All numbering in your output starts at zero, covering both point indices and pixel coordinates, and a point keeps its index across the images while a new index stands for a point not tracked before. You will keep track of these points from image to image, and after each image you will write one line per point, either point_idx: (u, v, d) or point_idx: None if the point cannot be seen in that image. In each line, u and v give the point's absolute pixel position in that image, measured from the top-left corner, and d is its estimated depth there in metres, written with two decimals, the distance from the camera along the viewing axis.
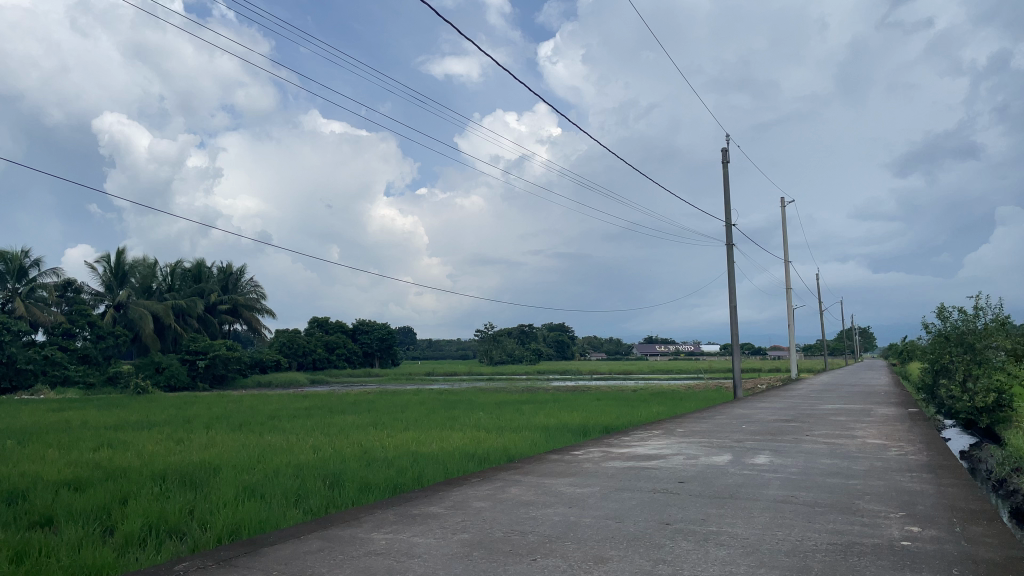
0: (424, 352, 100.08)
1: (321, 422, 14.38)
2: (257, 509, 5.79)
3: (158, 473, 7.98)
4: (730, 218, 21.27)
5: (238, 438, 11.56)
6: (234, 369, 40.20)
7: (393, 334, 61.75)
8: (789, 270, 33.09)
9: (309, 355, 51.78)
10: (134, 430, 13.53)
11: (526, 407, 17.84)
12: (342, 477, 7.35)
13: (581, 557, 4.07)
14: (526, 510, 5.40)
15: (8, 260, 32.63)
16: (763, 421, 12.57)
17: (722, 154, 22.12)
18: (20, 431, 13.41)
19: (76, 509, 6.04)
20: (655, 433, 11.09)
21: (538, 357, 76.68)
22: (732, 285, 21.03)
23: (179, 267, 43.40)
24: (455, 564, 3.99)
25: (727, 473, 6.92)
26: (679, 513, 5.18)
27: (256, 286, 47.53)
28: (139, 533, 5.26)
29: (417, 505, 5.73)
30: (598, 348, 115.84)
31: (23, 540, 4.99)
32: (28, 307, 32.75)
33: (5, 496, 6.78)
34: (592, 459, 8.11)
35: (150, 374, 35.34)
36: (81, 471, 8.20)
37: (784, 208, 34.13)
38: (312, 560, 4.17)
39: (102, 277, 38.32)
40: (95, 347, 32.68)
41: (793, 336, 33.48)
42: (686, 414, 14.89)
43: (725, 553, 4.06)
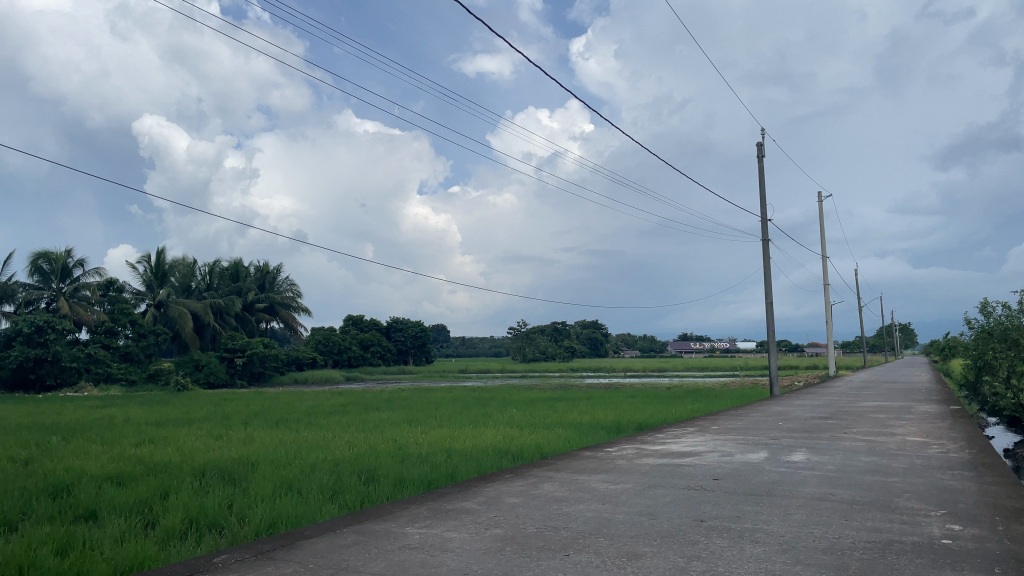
0: (458, 350, 100.52)
1: (356, 419, 14.47)
2: (293, 504, 5.88)
3: (197, 468, 8.11)
4: (766, 213, 21.05)
5: (275, 435, 11.67)
6: (271, 366, 40.75)
7: (427, 332, 62.15)
8: (828, 265, 32.55)
9: (344, 353, 52.30)
10: (174, 426, 13.82)
11: (560, 404, 17.83)
12: (376, 472, 7.43)
13: (614, 553, 4.07)
14: (559, 506, 5.41)
15: (51, 260, 33.38)
16: (801, 419, 12.41)
17: (758, 148, 21.88)
18: (63, 427, 13.79)
19: (119, 503, 6.19)
20: (691, 430, 11.03)
21: (572, 355, 76.39)
22: (768, 282, 20.78)
23: (217, 266, 44.13)
24: (488, 559, 4.01)
25: (763, 470, 6.85)
26: (713, 510, 5.14)
27: (293, 285, 48.06)
28: (179, 527, 5.36)
29: (451, 500, 5.77)
30: (631, 345, 115.11)
31: (68, 533, 5.12)
32: (72, 306, 33.43)
33: (50, 491, 6.96)
34: (626, 456, 8.08)
35: (190, 372, 36.07)
36: (123, 466, 8.39)
37: (822, 202, 33.64)
38: (347, 553, 4.22)
39: (143, 276, 39.06)
40: (137, 345, 33.54)
41: (831, 332, 32.98)
42: (722, 411, 14.79)
43: (760, 551, 4.03)
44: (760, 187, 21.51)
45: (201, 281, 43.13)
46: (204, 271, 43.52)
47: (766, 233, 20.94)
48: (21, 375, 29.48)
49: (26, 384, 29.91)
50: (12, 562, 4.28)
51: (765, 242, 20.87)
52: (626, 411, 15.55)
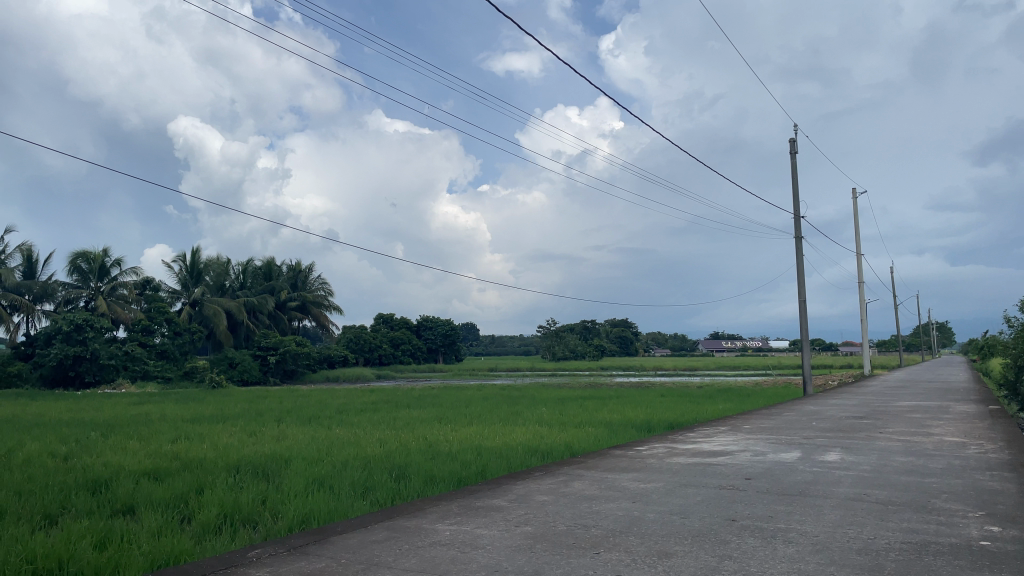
0: (487, 349, 100.73)
1: (387, 417, 14.55)
2: (326, 499, 5.96)
3: (232, 464, 8.23)
4: (798, 210, 20.79)
5: (307, 432, 11.81)
6: (303, 364, 41.19)
7: (456, 330, 62.35)
8: (862, 263, 32.07)
9: (375, 351, 52.67)
10: (209, 423, 14.06)
11: (589, 403, 17.75)
12: (407, 469, 7.49)
13: (645, 552, 4.05)
14: (590, 504, 5.41)
15: (90, 260, 33.88)
16: (835, 418, 12.25)
17: (790, 144, 21.61)
18: (103, 424, 14.10)
19: (155, 498, 6.31)
20: (721, 429, 10.95)
21: (602, 354, 76.13)
22: (801, 280, 20.54)
23: (250, 265, 44.73)
24: (519, 556, 4.01)
25: (797, 470, 6.77)
26: (745, 510, 5.08)
27: (325, 283, 48.48)
28: (215, 521, 5.46)
29: (482, 497, 5.79)
30: (661, 344, 114.45)
31: (107, 527, 5.24)
32: (110, 305, 33.97)
33: (89, 486, 7.11)
34: (657, 455, 8.03)
35: (224, 369, 36.68)
36: (160, 462, 8.55)
37: (856, 199, 33.17)
38: (378, 549, 4.26)
39: (178, 275, 39.70)
40: (173, 343, 34.29)
41: (865, 330, 32.48)
42: (754, 410, 14.64)
43: (793, 551, 3.99)
44: (793, 183, 21.25)
45: (235, 279, 43.70)
46: (237, 271, 44.06)
47: (799, 229, 20.68)
48: (61, 372, 30.09)
49: (66, 380, 30.52)
50: (53, 555, 4.37)
51: (797, 239, 20.63)
52: (657, 409, 15.45)
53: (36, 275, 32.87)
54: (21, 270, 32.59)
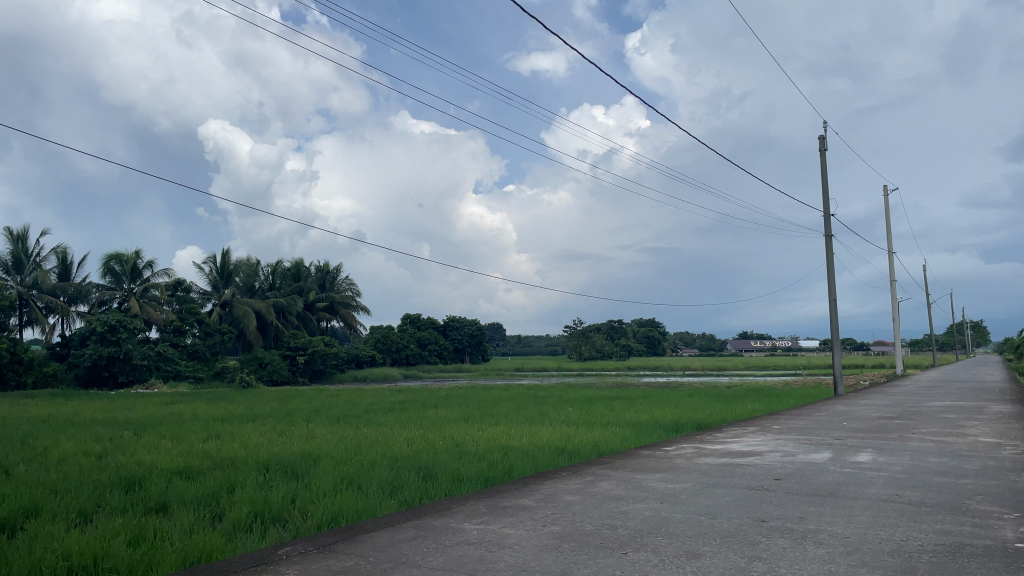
0: (514, 349, 100.77)
1: (414, 417, 14.62)
2: (354, 498, 5.99)
3: (263, 463, 8.32)
4: (828, 208, 20.55)
5: (336, 431, 11.90)
6: (332, 364, 41.53)
7: (483, 330, 62.47)
8: (894, 261, 31.62)
9: (402, 351, 52.93)
10: (239, 423, 14.19)
11: (617, 403, 17.64)
12: (435, 469, 7.49)
13: (673, 552, 4.03)
14: (617, 504, 5.39)
15: (123, 261, 34.45)
16: (867, 418, 12.08)
17: (820, 141, 21.38)
18: (136, 423, 14.28)
19: (188, 496, 6.40)
20: (751, 429, 10.87)
21: (629, 354, 75.83)
22: (831, 279, 20.31)
23: (279, 266, 45.18)
24: (546, 556, 4.01)
25: (827, 471, 6.70)
26: (774, 510, 5.05)
27: (353, 283, 48.80)
28: (245, 519, 5.52)
29: (509, 497, 5.80)
30: (689, 344, 113.66)
31: (140, 524, 5.32)
32: (142, 305, 34.48)
33: (122, 484, 7.24)
34: (684, 456, 7.98)
35: (254, 369, 37.11)
36: (192, 460, 8.66)
37: (888, 197, 32.71)
38: (407, 547, 4.29)
39: (209, 276, 40.17)
40: (204, 343, 34.87)
41: (898, 330, 31.97)
42: (783, 410, 14.47)
43: (823, 553, 3.94)
44: (822, 181, 21.02)
45: (264, 280, 44.15)
46: (267, 271, 44.49)
47: (829, 228, 20.44)
48: (95, 372, 30.67)
49: (100, 380, 31.08)
50: (88, 552, 4.45)
51: (828, 238, 20.38)
52: (686, 409, 15.32)
53: (71, 276, 33.50)
54: (56, 272, 33.19)
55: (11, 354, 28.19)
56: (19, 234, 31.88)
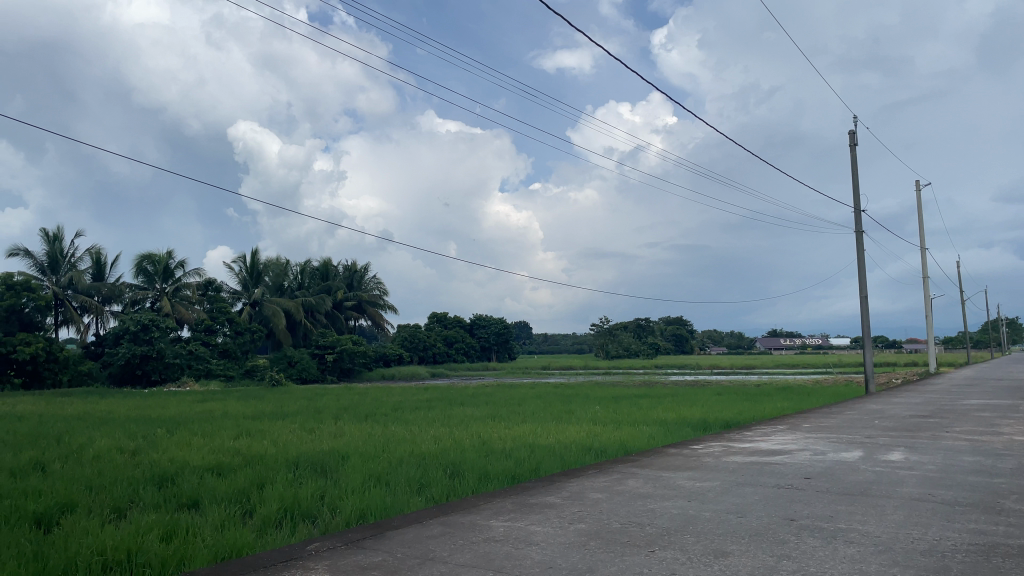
0: (541, 348, 100.58)
1: (441, 414, 14.68)
2: (381, 495, 6.04)
3: (291, 460, 8.40)
4: (859, 204, 20.27)
5: (363, 429, 11.96)
6: (360, 362, 41.82)
7: (509, 329, 62.48)
8: (926, 258, 31.05)
9: (429, 350, 53.12)
10: (270, 420, 14.37)
11: (644, 401, 17.59)
12: (462, 467, 7.49)
13: (700, 550, 4.01)
14: (644, 502, 5.37)
15: (155, 261, 34.99)
16: (898, 417, 11.89)
17: (849, 136, 21.09)
18: (167, 421, 14.50)
19: (219, 492, 6.48)
20: (781, 428, 10.72)
21: (656, 352, 75.23)
22: (861, 276, 20.00)
23: (307, 265, 45.58)
24: (573, 553, 4.01)
25: (858, 470, 6.61)
26: (804, 510, 4.99)
27: (380, 282, 49.05)
28: (276, 516, 5.58)
29: (536, 495, 5.79)
30: (717, 343, 112.67)
31: (171, 520, 5.40)
32: (174, 305, 35.01)
33: (156, 480, 7.36)
34: (713, 454, 7.93)
35: (283, 367, 37.50)
36: (223, 457, 8.79)
37: (920, 193, 32.15)
38: (434, 543, 4.31)
39: (239, 275, 40.61)
40: (234, 343, 35.13)
41: (931, 328, 31.40)
42: (813, 409, 14.30)
43: (853, 552, 3.90)
44: (852, 177, 20.70)
45: (293, 280, 44.55)
46: (295, 271, 44.85)
47: (860, 224, 20.16)
48: (129, 370, 31.14)
49: (133, 378, 31.56)
50: (122, 547, 4.53)
51: (858, 234, 20.10)
52: (713, 408, 15.18)
53: (105, 276, 34.09)
54: (91, 272, 33.77)
55: (47, 353, 28.77)
56: (54, 235, 32.48)
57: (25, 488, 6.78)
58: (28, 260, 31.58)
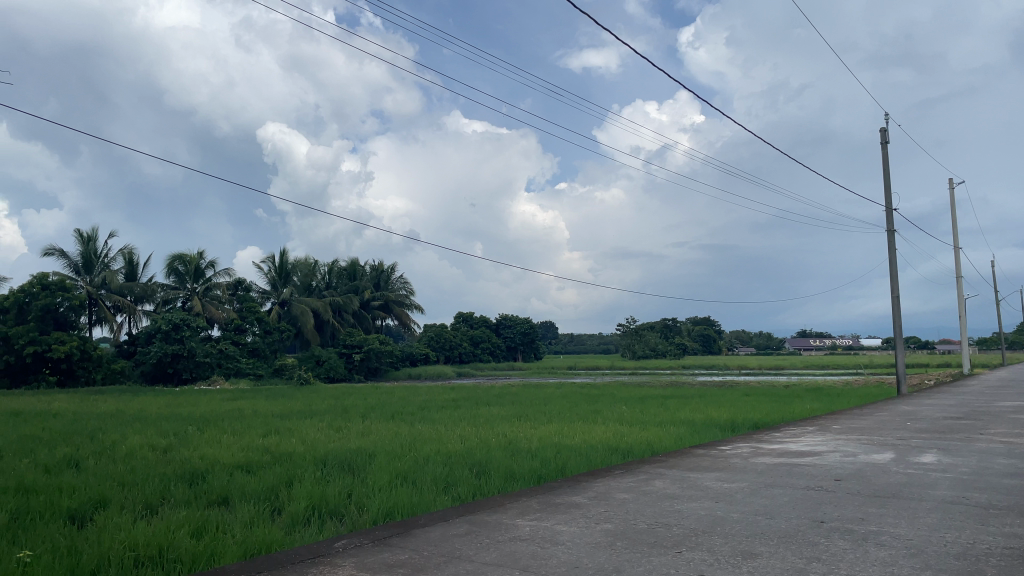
0: (567, 348, 100.38)
1: (468, 414, 14.68)
2: (408, 493, 6.06)
3: (319, 458, 8.48)
4: (891, 203, 19.98)
5: (390, 427, 12.04)
6: (387, 361, 42.06)
7: (535, 329, 62.42)
8: (960, 257, 30.52)
9: (455, 349, 53.28)
10: (299, 418, 14.49)
11: (671, 402, 17.49)
12: (488, 466, 7.50)
13: (728, 551, 3.98)
14: (671, 503, 5.32)
15: (186, 261, 35.53)
16: (931, 419, 11.69)
17: (881, 134, 20.78)
18: (197, 419, 14.69)
19: (248, 490, 6.57)
20: (810, 429, 10.60)
21: (684, 352, 74.72)
22: (893, 275, 19.71)
23: (335, 265, 45.93)
24: (599, 553, 4.00)
25: (889, 472, 6.51)
26: (834, 511, 4.93)
27: (406, 283, 49.27)
28: (304, 513, 5.62)
29: (561, 494, 5.78)
30: (746, 343, 111.59)
31: (201, 517, 5.47)
32: (205, 305, 35.49)
33: (186, 477, 7.46)
34: (741, 455, 7.88)
35: (312, 366, 37.86)
36: (252, 455, 8.89)
37: (954, 191, 31.57)
38: (460, 542, 4.32)
39: (268, 275, 40.99)
40: (263, 342, 35.57)
41: (965, 328, 30.81)
42: (843, 411, 14.10)
43: (885, 554, 3.84)
44: (883, 176, 20.44)
45: (322, 279, 44.95)
46: (324, 271, 45.21)
47: (891, 223, 19.87)
48: (161, 369, 31.60)
49: (165, 376, 32.00)
50: (153, 543, 4.59)
51: (890, 233, 19.81)
52: (741, 409, 15.03)
53: (137, 276, 34.62)
54: (123, 272, 34.31)
55: (81, 352, 29.29)
56: (88, 236, 33.05)
57: (58, 484, 6.91)
58: (63, 260, 32.16)
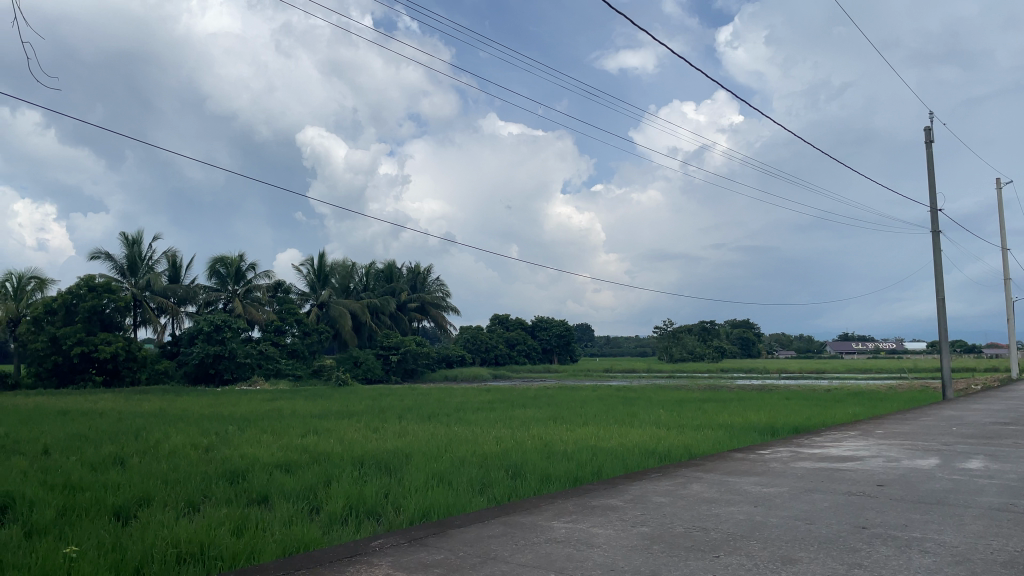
0: (603, 351, 99.87)
1: (503, 416, 14.68)
2: (445, 494, 6.09)
3: (357, 459, 8.56)
4: (936, 203, 19.54)
5: (427, 428, 12.12)
6: (423, 363, 42.32)
7: (571, 331, 62.24)
8: (1008, 259, 29.71)
9: (491, 351, 53.39)
10: (337, 419, 14.62)
11: (709, 406, 17.26)
12: (524, 468, 7.52)
13: (767, 557, 3.92)
14: (709, 507, 5.26)
15: (228, 264, 36.19)
16: (978, 424, 11.40)
17: (926, 133, 20.33)
18: (238, 419, 14.87)
19: (287, 489, 6.65)
20: (853, 434, 10.41)
21: (722, 355, 73.86)
22: (939, 277, 19.27)
23: (372, 267, 46.37)
24: (636, 556, 3.97)
25: (934, 478, 6.35)
26: (876, 517, 4.84)
27: (442, 285, 49.52)
28: (342, 513, 5.68)
29: (598, 497, 5.76)
30: (786, 347, 109.99)
31: (242, 515, 5.55)
32: (246, 306, 36.10)
33: (228, 476, 7.57)
34: (781, 459, 7.77)
35: (349, 367, 38.29)
36: (292, 455, 8.99)
37: (1002, 190, 30.74)
38: (495, 543, 4.33)
39: (307, 277, 41.49)
40: (303, 343, 36.04)
41: (1014, 331, 29.98)
42: (887, 416, 13.81)
43: (930, 561, 3.76)
44: (929, 176, 19.98)
45: (359, 281, 45.39)
46: (361, 273, 45.65)
47: (937, 224, 19.43)
48: (203, 370, 32.16)
49: (207, 377, 32.58)
50: (195, 540, 4.68)
51: (935, 233, 19.37)
52: (780, 413, 14.82)
53: (180, 279, 35.28)
54: (167, 274, 34.98)
55: (126, 352, 29.90)
56: (133, 239, 33.75)
57: (103, 482, 7.05)
58: (109, 263, 32.92)
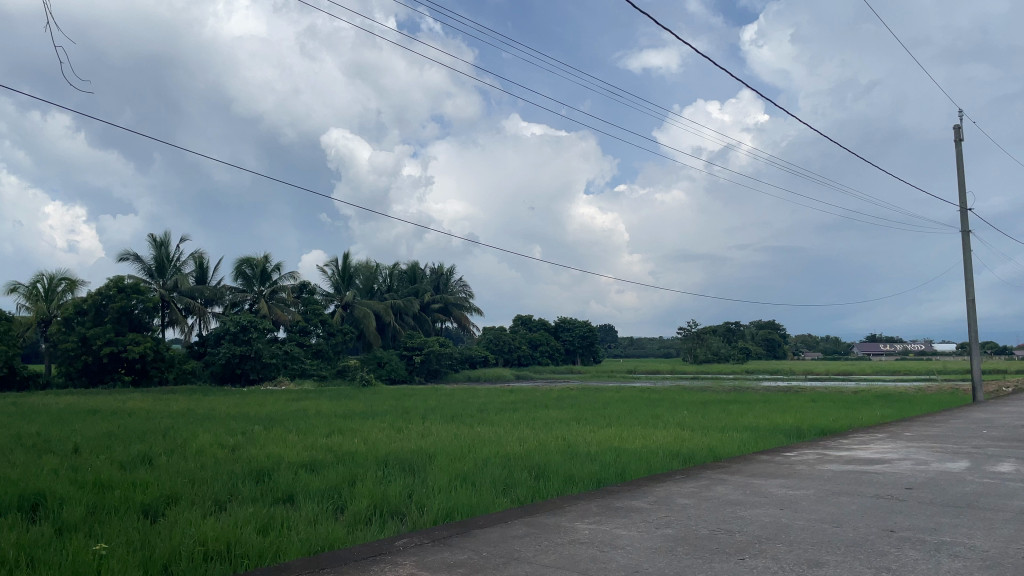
0: (627, 352, 99.36)
1: (527, 416, 14.71)
2: (468, 494, 6.09)
3: (381, 459, 8.59)
4: (965, 202, 19.26)
5: (451, 429, 12.13)
6: (446, 364, 42.45)
7: (594, 332, 62.10)
8: None
9: (514, 352, 53.42)
10: (362, 419, 14.70)
11: (733, 407, 17.18)
12: (547, 469, 7.50)
13: (793, 559, 3.88)
14: (734, 509, 5.22)
15: (253, 265, 36.55)
16: (1010, 427, 11.20)
17: (956, 130, 20.02)
18: (263, 419, 14.94)
19: (312, 488, 6.69)
20: (881, 436, 10.27)
21: (747, 356, 73.27)
22: (969, 276, 18.98)
23: (396, 267, 46.64)
24: (660, 558, 3.96)
25: (964, 481, 6.25)
26: (905, 521, 4.76)
27: (465, 285, 49.67)
28: (365, 513, 5.69)
29: (621, 498, 5.74)
30: (812, 348, 108.78)
31: (268, 513, 5.60)
32: (271, 307, 36.43)
33: (254, 475, 7.64)
34: (807, 461, 7.69)
35: (374, 368, 38.55)
36: (316, 454, 9.04)
37: None
38: (519, 543, 4.33)
39: (332, 278, 41.77)
40: (327, 343, 36.33)
41: None
42: (915, 417, 13.63)
43: (961, 565, 3.70)
44: (958, 176, 19.70)
45: (383, 282, 45.63)
46: (385, 274, 45.92)
47: (967, 224, 19.12)
48: (229, 369, 32.49)
49: (233, 377, 32.89)
50: (222, 539, 4.71)
51: (965, 233, 19.08)
52: (806, 415, 14.69)
53: (207, 280, 35.66)
54: (194, 275, 35.38)
55: (154, 352, 30.29)
56: (161, 240, 34.21)
57: (132, 481, 7.13)
58: (137, 264, 33.38)
